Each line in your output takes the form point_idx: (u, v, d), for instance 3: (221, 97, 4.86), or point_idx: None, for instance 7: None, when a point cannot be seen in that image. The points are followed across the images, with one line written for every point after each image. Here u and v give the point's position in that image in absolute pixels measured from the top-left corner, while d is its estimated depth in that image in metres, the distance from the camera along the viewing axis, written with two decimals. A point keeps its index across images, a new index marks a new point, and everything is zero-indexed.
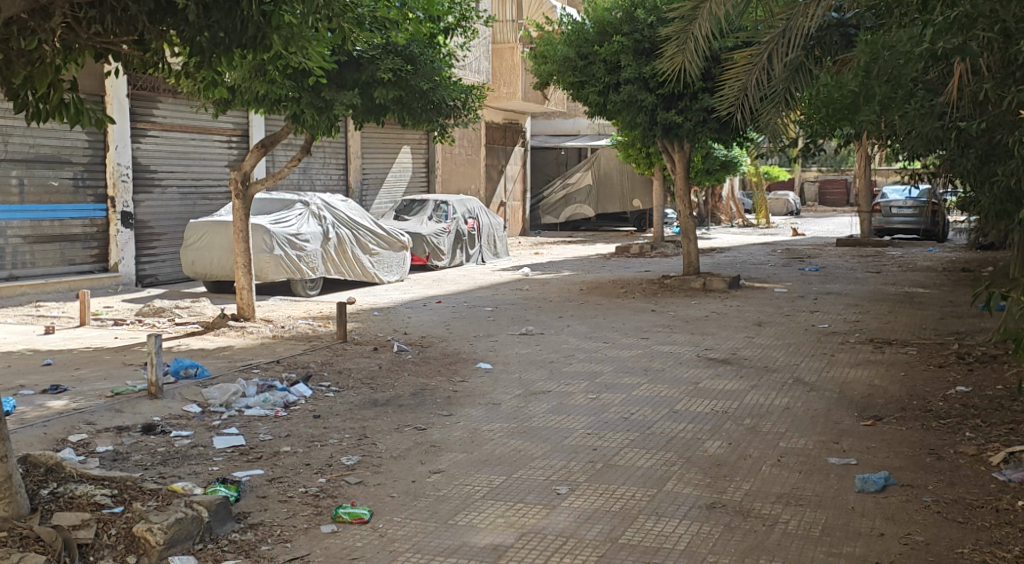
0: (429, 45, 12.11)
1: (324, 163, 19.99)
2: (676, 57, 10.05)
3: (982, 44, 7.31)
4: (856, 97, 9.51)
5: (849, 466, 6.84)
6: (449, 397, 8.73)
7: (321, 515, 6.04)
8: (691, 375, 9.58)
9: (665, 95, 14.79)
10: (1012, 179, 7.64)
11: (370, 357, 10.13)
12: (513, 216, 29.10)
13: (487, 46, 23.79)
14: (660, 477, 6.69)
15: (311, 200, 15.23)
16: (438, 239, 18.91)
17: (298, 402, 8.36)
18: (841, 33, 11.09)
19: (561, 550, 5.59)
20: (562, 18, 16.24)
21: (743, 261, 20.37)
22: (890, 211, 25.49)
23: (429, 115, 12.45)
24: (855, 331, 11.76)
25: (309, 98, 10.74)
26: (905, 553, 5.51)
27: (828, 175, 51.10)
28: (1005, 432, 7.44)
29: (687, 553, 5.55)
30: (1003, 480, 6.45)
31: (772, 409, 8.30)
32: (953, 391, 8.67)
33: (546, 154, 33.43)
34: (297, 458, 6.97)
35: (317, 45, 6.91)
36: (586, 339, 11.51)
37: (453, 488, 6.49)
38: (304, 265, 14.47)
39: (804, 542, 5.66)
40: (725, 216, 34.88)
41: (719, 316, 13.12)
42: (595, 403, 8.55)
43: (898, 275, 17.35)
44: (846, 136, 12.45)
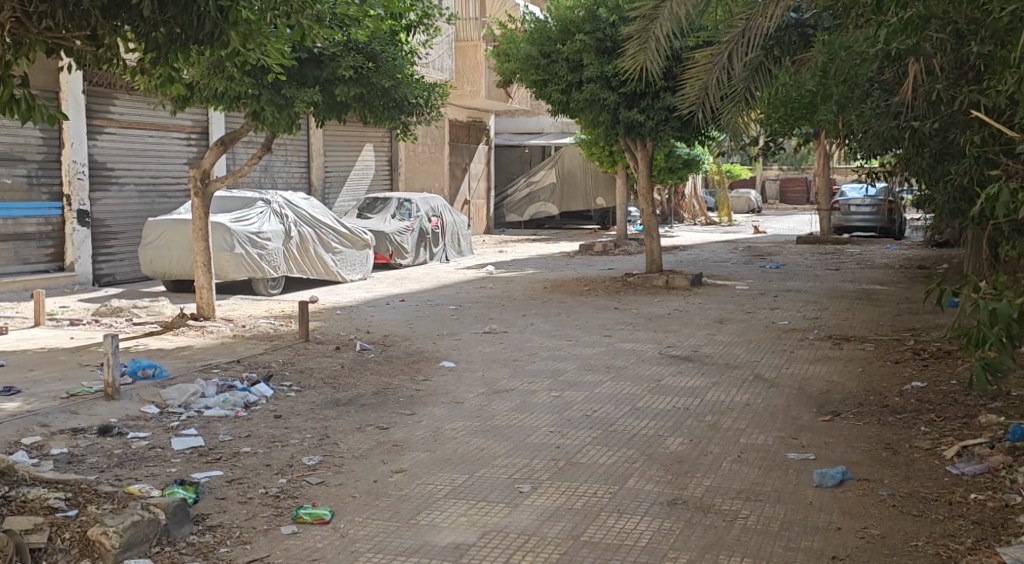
0: (392, 42, 12.08)
1: (286, 161, 19.90)
2: (637, 57, 10.09)
3: (936, 44, 7.40)
4: (814, 96, 9.62)
5: (807, 462, 6.91)
6: (412, 396, 8.72)
7: (281, 515, 6.03)
8: (653, 373, 9.64)
9: (628, 94, 14.85)
10: (968, 177, 7.74)
11: (333, 357, 10.10)
12: (477, 215, 29.11)
13: (450, 44, 23.77)
14: (622, 474, 6.72)
15: (272, 199, 15.14)
16: (401, 237, 18.85)
17: (258, 402, 8.31)
18: (800, 32, 11.23)
19: (523, 549, 5.61)
20: (525, 16, 16.27)
21: (706, 259, 20.52)
22: (849, 210, 25.78)
23: (391, 114, 12.41)
24: (814, 328, 11.89)
25: (269, 95, 10.69)
26: (862, 547, 5.57)
27: (790, 174, 51.56)
28: (960, 425, 7.55)
29: (648, 550, 5.58)
30: (956, 473, 6.55)
31: (733, 406, 8.37)
32: (909, 387, 8.78)
33: (510, 153, 33.48)
34: (257, 459, 6.94)
35: (276, 42, 6.90)
36: (550, 337, 11.54)
37: (415, 487, 6.49)
38: (266, 263, 14.39)
39: (763, 537, 5.72)
40: (688, 215, 35.10)
41: (681, 314, 13.20)
42: (558, 401, 8.58)
43: (857, 272, 17.57)
44: (805, 134, 12.57)
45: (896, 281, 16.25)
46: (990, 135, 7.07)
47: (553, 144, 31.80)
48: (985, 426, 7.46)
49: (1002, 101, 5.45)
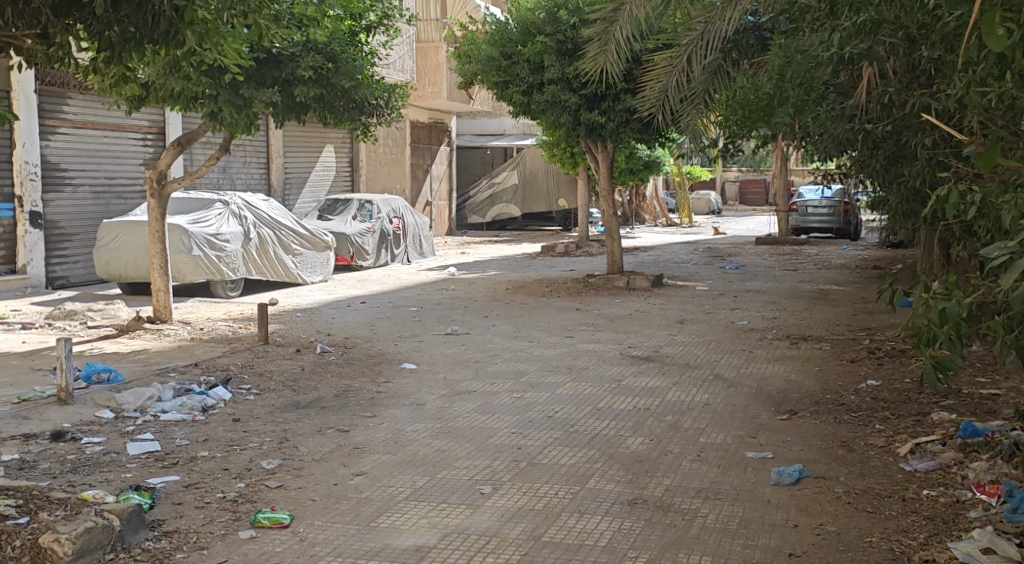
0: (351, 43, 12.05)
1: (245, 162, 19.77)
2: (596, 59, 10.11)
3: (888, 49, 7.51)
4: (771, 99, 9.72)
5: (765, 459, 6.99)
6: (373, 398, 8.71)
7: (239, 520, 6.00)
8: (613, 373, 9.68)
9: (588, 96, 14.90)
10: (923, 178, 7.83)
11: (292, 359, 10.06)
12: (439, 216, 29.07)
13: (411, 45, 23.73)
14: (582, 475, 6.74)
15: (231, 200, 15.05)
16: (362, 239, 18.79)
17: (216, 405, 8.26)
18: (757, 36, 11.36)
19: (484, 550, 5.62)
20: (486, 17, 16.31)
21: (667, 260, 20.61)
22: (806, 211, 26.08)
23: (351, 114, 12.35)
24: (772, 327, 12.01)
25: (227, 95, 10.63)
26: (818, 543, 5.63)
27: (749, 175, 52.02)
28: (913, 423, 7.66)
29: (608, 550, 5.61)
30: (909, 470, 6.64)
31: (693, 405, 8.43)
32: (865, 385, 8.89)
33: (471, 154, 33.49)
34: (215, 463, 6.90)
35: (233, 42, 6.84)
36: (511, 339, 11.57)
37: (375, 490, 6.49)
38: (224, 265, 14.29)
39: (721, 536, 5.77)
40: (649, 216, 35.26)
41: (642, 314, 13.26)
42: (519, 403, 8.60)
43: (814, 273, 17.73)
44: (762, 136, 12.69)
45: (852, 281, 16.46)
46: (941, 137, 7.15)
47: (515, 145, 31.84)
48: (938, 423, 7.57)
49: (951, 106, 5.50)
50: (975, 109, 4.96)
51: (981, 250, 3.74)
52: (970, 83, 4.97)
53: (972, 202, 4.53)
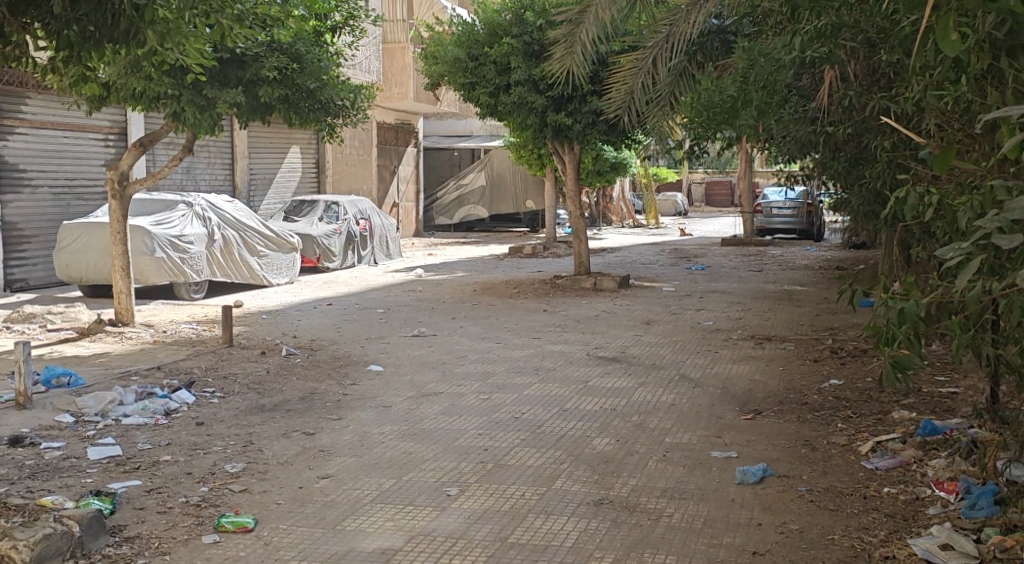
0: (316, 43, 11.97)
1: (209, 162, 19.64)
2: (562, 60, 10.12)
3: (850, 53, 7.56)
4: (735, 101, 9.78)
5: (729, 459, 7.03)
6: (339, 401, 8.69)
7: (202, 524, 5.96)
8: (580, 374, 9.70)
9: (555, 97, 14.93)
10: (885, 179, 7.92)
11: (258, 362, 10.01)
12: (406, 216, 29.04)
13: (377, 45, 23.66)
14: (549, 476, 6.75)
15: (195, 201, 14.94)
16: (329, 240, 18.73)
17: (179, 408, 8.21)
18: (721, 39, 11.41)
19: (450, 552, 5.62)
20: (453, 18, 16.28)
21: (634, 261, 20.69)
22: (771, 212, 26.22)
23: (316, 115, 12.29)
24: (737, 328, 12.09)
25: (190, 96, 10.55)
26: (780, 541, 5.67)
27: (714, 176, 52.36)
28: (874, 421, 7.73)
29: (574, 550, 5.62)
30: (871, 468, 6.70)
31: (659, 406, 8.47)
32: (828, 384, 8.96)
33: (439, 155, 33.48)
34: (177, 467, 6.86)
35: (195, 42, 6.82)
36: (478, 340, 11.57)
37: (342, 493, 6.47)
38: (187, 267, 14.18)
39: (686, 535, 5.79)
40: (616, 217, 35.40)
41: (608, 315, 13.31)
42: (486, 404, 8.61)
43: (778, 274, 17.87)
44: (728, 138, 12.76)
45: (815, 281, 16.63)
46: (900, 140, 7.22)
47: (482, 145, 31.85)
48: (899, 421, 7.65)
49: (908, 110, 5.55)
50: (931, 111, 4.99)
51: (938, 251, 3.74)
52: (928, 86, 5.00)
53: (930, 203, 4.55)
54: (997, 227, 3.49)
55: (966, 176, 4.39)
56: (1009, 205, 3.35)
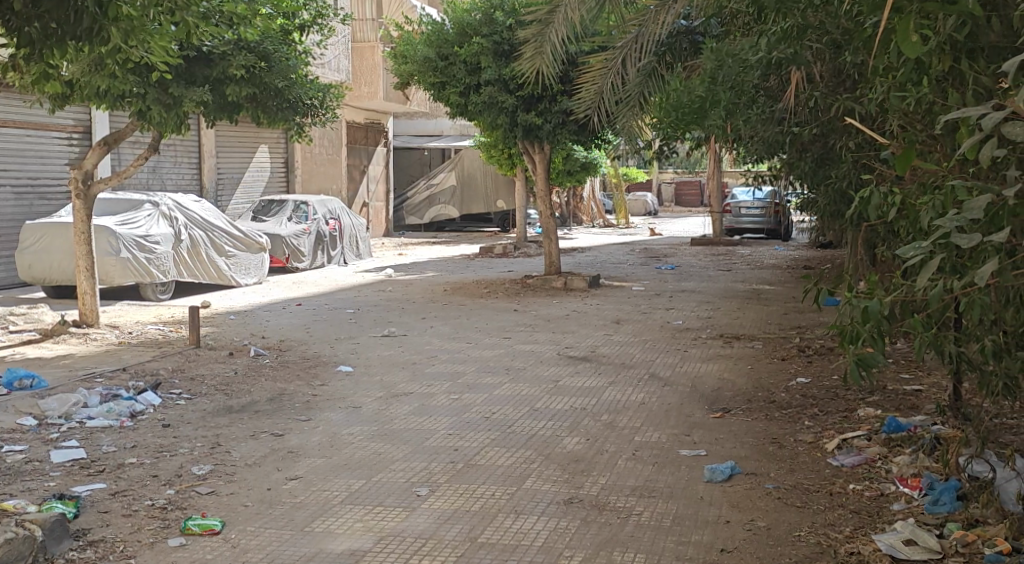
0: (284, 42, 11.89)
1: (175, 162, 19.49)
2: (531, 61, 10.12)
3: (816, 54, 7.60)
4: (704, 101, 9.82)
5: (698, 457, 7.05)
6: (308, 402, 8.64)
7: (168, 528, 5.91)
8: (550, 374, 9.71)
9: (525, 97, 14.93)
10: (850, 178, 8.00)
11: (225, 363, 9.95)
12: (376, 217, 28.99)
13: (346, 44, 23.56)
14: (519, 475, 6.76)
15: (161, 201, 14.81)
16: (298, 240, 18.63)
17: (145, 410, 8.15)
18: (690, 40, 11.42)
19: (420, 552, 5.61)
20: (422, 17, 16.23)
21: (604, 261, 20.74)
22: (740, 212, 26.52)
23: (285, 114, 12.21)
24: (706, 327, 12.13)
25: (155, 94, 10.47)
26: (748, 538, 5.69)
27: (684, 176, 52.59)
28: (840, 419, 7.79)
29: (544, 550, 5.62)
30: (837, 465, 6.75)
31: (628, 404, 8.49)
32: (794, 382, 9.01)
33: (409, 155, 33.43)
34: (142, 470, 6.80)
35: (160, 40, 6.76)
36: (448, 340, 11.55)
37: (311, 494, 6.44)
38: (154, 267, 14.07)
39: (655, 533, 5.80)
40: (587, 217, 35.48)
41: (579, 315, 13.33)
42: (456, 404, 8.59)
43: (747, 273, 17.97)
44: (697, 138, 12.79)
45: (783, 281, 16.74)
46: (865, 140, 7.29)
47: (453, 145, 31.84)
48: (864, 419, 7.71)
49: (872, 110, 5.59)
50: (894, 112, 5.03)
51: (899, 250, 3.76)
52: (890, 87, 5.04)
53: (894, 202, 4.58)
54: (956, 226, 3.52)
55: (929, 175, 4.42)
56: (969, 204, 3.38)
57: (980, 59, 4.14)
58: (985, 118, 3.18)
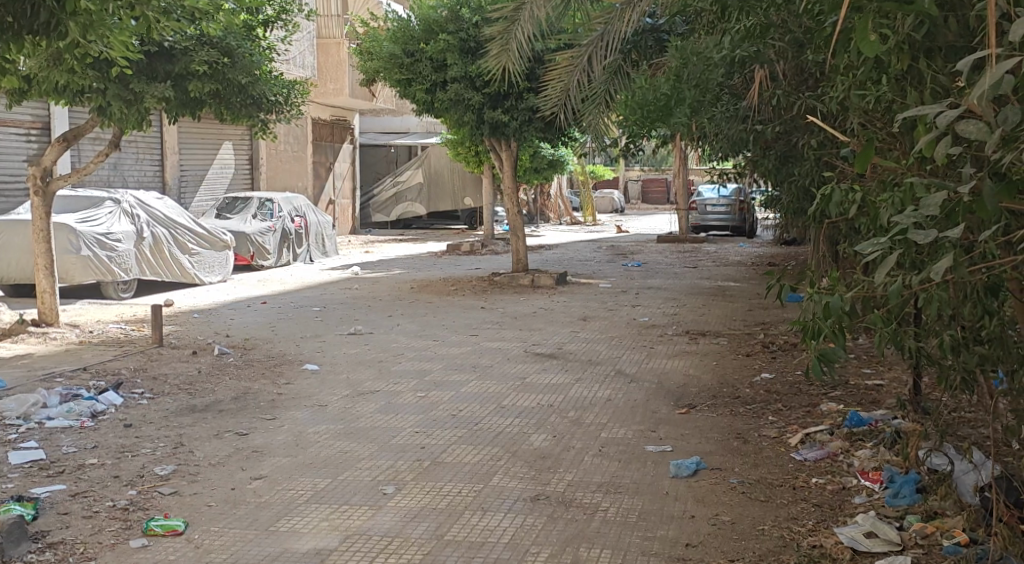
0: (247, 38, 11.80)
1: (137, 158, 19.31)
2: (498, 58, 10.08)
3: (779, 52, 7.63)
4: (670, 99, 9.84)
5: (664, 453, 7.07)
6: (273, 401, 8.58)
7: (130, 529, 5.85)
8: (518, 371, 9.71)
9: (491, 95, 14.91)
10: (812, 176, 8.05)
11: (189, 362, 9.86)
12: (343, 214, 28.88)
13: (311, 41, 23.43)
14: (485, 472, 6.75)
15: (122, 198, 14.63)
16: (263, 238, 18.48)
17: (106, 410, 8.07)
18: (655, 38, 11.38)
19: (387, 550, 5.57)
20: (387, 13, 16.14)
21: (570, 258, 20.78)
22: (705, 209, 26.72)
23: (248, 110, 12.10)
24: (672, 324, 12.18)
25: (115, 89, 10.37)
26: (713, 533, 5.71)
27: (650, 174, 52.81)
28: (804, 414, 7.84)
29: (511, 547, 5.61)
30: (800, 459, 6.79)
31: (595, 401, 8.50)
32: (759, 378, 9.07)
33: (375, 152, 33.32)
34: (104, 471, 6.73)
35: (119, 35, 6.68)
36: (415, 338, 11.52)
37: (275, 494, 6.40)
38: (115, 266, 13.93)
39: (621, 528, 5.81)
40: (554, 214, 35.52)
41: (546, 312, 13.34)
42: (423, 402, 8.56)
43: (712, 270, 18.08)
44: (663, 136, 12.82)
45: (748, 277, 16.85)
46: (827, 138, 7.33)
47: (420, 143, 31.79)
48: (827, 413, 7.77)
49: (833, 108, 5.60)
50: (855, 110, 5.06)
51: (858, 246, 3.78)
52: (851, 86, 5.07)
53: (853, 201, 4.61)
54: (914, 223, 3.53)
55: (888, 173, 4.44)
56: (926, 201, 3.38)
57: (938, 59, 4.16)
58: (940, 117, 3.18)
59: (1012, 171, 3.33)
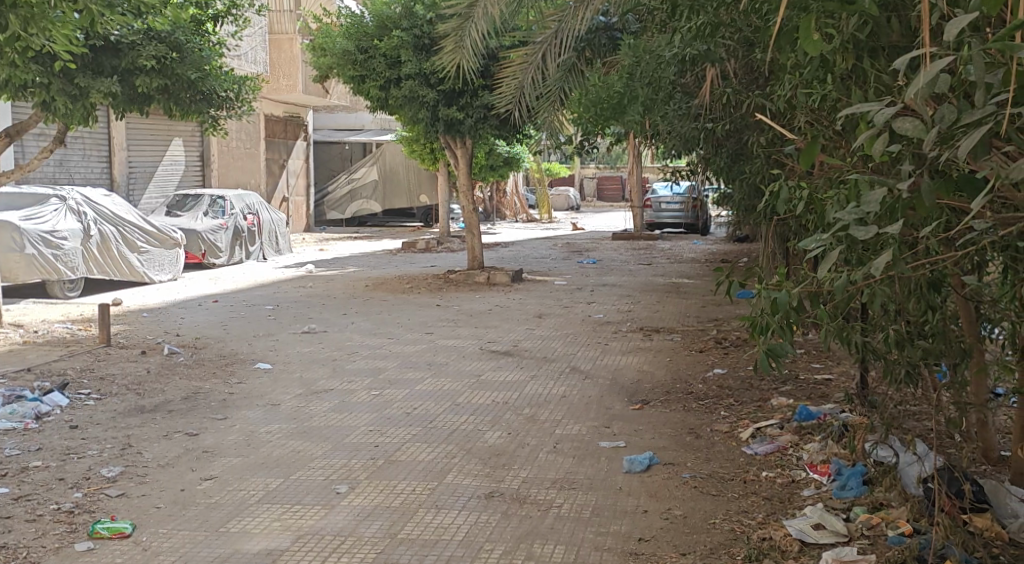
0: (196, 33, 11.66)
1: (84, 154, 19.03)
2: (451, 54, 10.03)
3: (729, 51, 7.66)
4: (624, 96, 9.86)
5: (618, 449, 7.07)
6: (224, 400, 8.49)
7: (75, 532, 5.75)
8: (472, 368, 9.68)
9: (446, 92, 14.87)
10: (762, 174, 8.10)
11: (137, 361, 9.73)
12: (297, 211, 28.71)
13: (263, 36, 23.23)
14: (440, 470, 6.72)
15: (69, 195, 14.37)
16: (214, 236, 18.28)
17: (51, 412, 7.93)
18: (609, 36, 11.36)
19: (338, 550, 5.52)
20: (341, 9, 16.01)
21: (526, 255, 20.79)
22: (659, 207, 26.87)
23: (199, 106, 11.93)
24: (626, 320, 12.22)
25: (60, 84, 10.19)
26: (665, 527, 5.72)
27: (605, 172, 53.04)
28: (755, 408, 7.89)
29: (465, 544, 5.58)
30: (750, 454, 6.83)
31: (550, 398, 8.50)
32: (711, 374, 9.12)
33: (330, 149, 33.18)
34: (48, 473, 6.61)
35: (61, 29, 6.57)
36: (369, 335, 11.46)
37: (226, 494, 6.32)
38: (60, 264, 13.73)
39: (575, 525, 5.80)
40: (511, 212, 35.51)
41: (502, 309, 13.31)
42: (377, 400, 8.51)
43: (667, 267, 18.17)
44: (617, 134, 12.84)
45: (702, 274, 16.96)
46: (775, 136, 7.37)
47: (375, 140, 31.67)
48: (777, 408, 7.82)
49: (781, 106, 5.62)
50: (801, 109, 5.08)
51: (801, 241, 3.78)
52: (797, 85, 5.10)
53: (800, 198, 4.63)
54: (855, 219, 3.54)
55: (834, 171, 4.46)
56: (866, 198, 3.38)
57: (881, 58, 4.18)
58: (879, 114, 3.19)
59: (950, 168, 3.35)
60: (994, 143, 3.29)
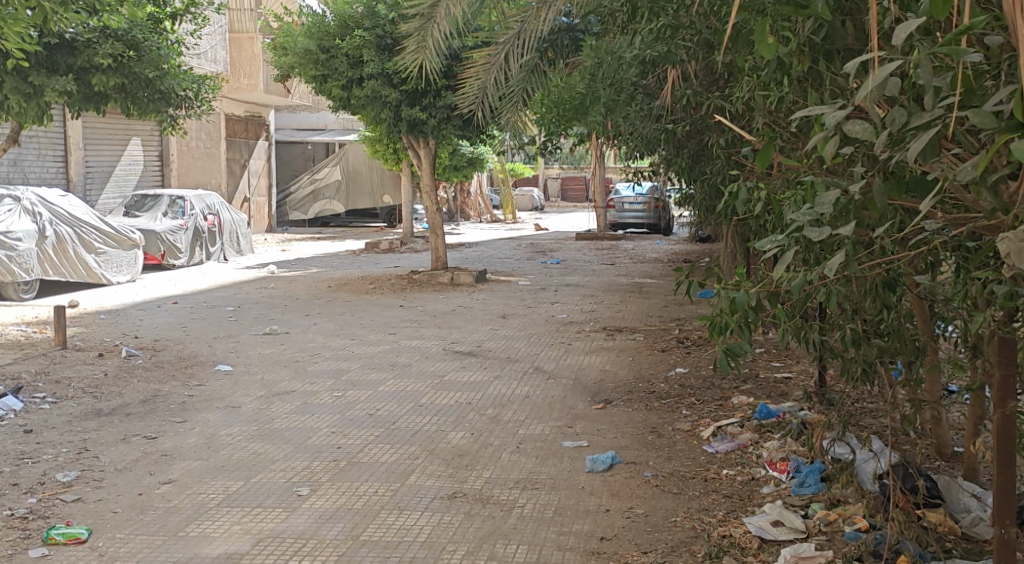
0: (154, 31, 11.54)
1: (40, 154, 18.78)
2: (412, 54, 9.96)
3: (690, 51, 7.66)
4: (585, 97, 9.87)
5: (580, 449, 7.07)
6: (184, 403, 8.40)
7: (29, 538, 5.66)
8: (435, 369, 9.65)
9: (409, 92, 14.82)
10: (722, 174, 8.13)
11: (94, 364, 9.60)
12: (258, 212, 28.49)
13: (223, 35, 23.06)
14: (402, 471, 6.68)
15: (23, 196, 14.26)
16: (174, 237, 18.09)
17: (4, 416, 7.81)
18: (571, 37, 11.36)
19: (300, 553, 5.47)
20: (302, 8, 15.90)
21: (490, 256, 20.77)
22: (622, 207, 26.97)
23: (156, 105, 11.79)
24: (589, 320, 12.23)
25: (13, 82, 10.03)
26: (627, 525, 5.72)
27: (570, 171, 53.13)
28: (715, 407, 7.91)
29: (427, 545, 5.54)
30: (711, 452, 6.85)
31: (513, 398, 8.48)
32: (673, 373, 9.14)
33: (291, 149, 32.99)
34: (2, 478, 6.51)
35: (13, 25, 6.47)
36: (331, 336, 11.39)
37: (185, 498, 6.25)
38: (16, 265, 13.54)
39: (537, 524, 5.78)
40: (474, 212, 35.47)
41: (465, 310, 13.28)
42: (340, 401, 8.45)
43: (630, 266, 18.23)
44: (580, 135, 12.85)
45: (664, 273, 17.01)
46: (734, 136, 7.40)
47: (338, 140, 31.53)
48: (738, 406, 7.85)
49: (740, 106, 5.63)
50: (760, 110, 5.09)
51: (757, 242, 3.79)
52: (756, 87, 5.11)
53: (759, 198, 4.64)
54: (810, 219, 3.55)
55: (791, 172, 4.47)
56: (820, 199, 3.39)
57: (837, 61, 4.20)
58: (830, 117, 3.20)
59: (903, 168, 3.36)
60: (944, 143, 3.31)
